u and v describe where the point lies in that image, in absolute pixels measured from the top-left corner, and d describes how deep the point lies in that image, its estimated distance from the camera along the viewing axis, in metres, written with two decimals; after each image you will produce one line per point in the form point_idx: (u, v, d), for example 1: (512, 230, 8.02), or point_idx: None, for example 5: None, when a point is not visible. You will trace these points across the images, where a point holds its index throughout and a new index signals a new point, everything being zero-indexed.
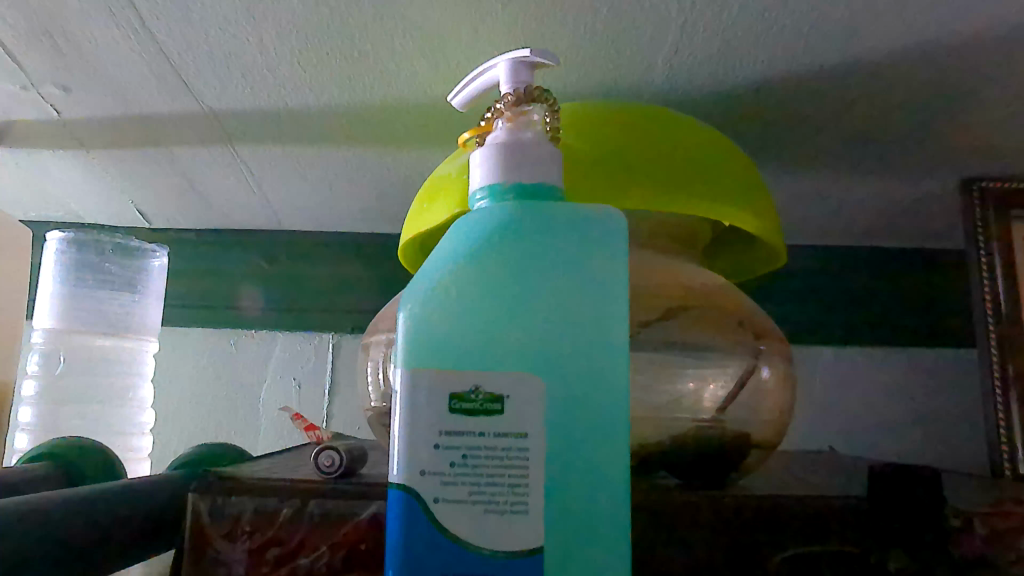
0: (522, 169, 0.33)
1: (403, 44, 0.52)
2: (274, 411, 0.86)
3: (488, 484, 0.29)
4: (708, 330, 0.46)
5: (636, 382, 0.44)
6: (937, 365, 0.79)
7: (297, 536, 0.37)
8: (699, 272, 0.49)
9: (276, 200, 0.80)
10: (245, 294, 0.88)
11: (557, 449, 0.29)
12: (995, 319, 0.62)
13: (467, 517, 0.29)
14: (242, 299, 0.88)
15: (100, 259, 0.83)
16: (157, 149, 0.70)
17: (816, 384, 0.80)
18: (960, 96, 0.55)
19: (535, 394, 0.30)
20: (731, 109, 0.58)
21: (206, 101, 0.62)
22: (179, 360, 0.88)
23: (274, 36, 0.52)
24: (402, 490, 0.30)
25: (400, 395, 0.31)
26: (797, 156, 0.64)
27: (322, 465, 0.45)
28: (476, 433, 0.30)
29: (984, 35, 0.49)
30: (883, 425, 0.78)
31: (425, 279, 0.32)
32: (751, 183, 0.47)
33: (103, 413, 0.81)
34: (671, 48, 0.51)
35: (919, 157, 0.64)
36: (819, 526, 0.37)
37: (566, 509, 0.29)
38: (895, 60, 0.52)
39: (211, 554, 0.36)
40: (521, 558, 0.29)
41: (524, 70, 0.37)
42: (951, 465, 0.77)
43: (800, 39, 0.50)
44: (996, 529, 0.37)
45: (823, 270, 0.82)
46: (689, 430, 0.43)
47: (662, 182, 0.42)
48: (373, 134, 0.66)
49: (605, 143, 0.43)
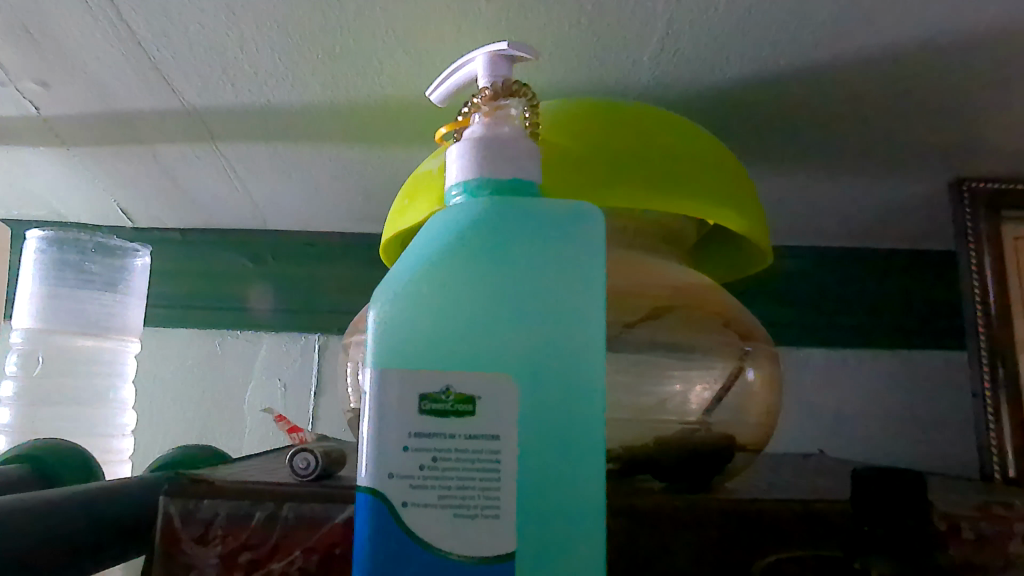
0: (498, 165, 0.32)
1: (385, 39, 0.52)
2: (258, 412, 0.85)
3: (458, 487, 0.28)
4: (695, 331, 0.45)
5: (619, 382, 0.43)
6: (927, 365, 0.79)
7: (270, 541, 0.36)
8: (684, 271, 0.49)
9: (260, 198, 0.79)
10: (253, 294, 0.87)
11: (529, 453, 0.29)
12: (986, 321, 0.62)
13: (437, 522, 0.28)
14: (246, 299, 0.87)
15: (80, 259, 0.79)
16: (139, 146, 0.69)
17: (807, 387, 0.79)
18: (949, 95, 0.55)
19: (507, 396, 0.29)
20: (721, 106, 0.57)
21: (188, 98, 0.61)
22: (165, 360, 0.87)
23: (256, 30, 0.51)
24: (370, 493, 0.29)
25: (370, 396, 0.29)
26: (783, 155, 0.64)
27: (297, 466, 0.44)
28: (447, 434, 0.29)
29: (977, 31, 0.48)
30: (873, 425, 0.78)
31: (398, 278, 0.31)
32: (737, 182, 0.46)
33: (87, 415, 0.78)
34: (658, 44, 0.51)
35: (911, 157, 0.63)
36: (806, 529, 0.36)
37: (539, 510, 0.28)
38: (885, 57, 0.51)
39: (182, 559, 0.36)
40: (492, 565, 0.28)
41: (503, 63, 0.36)
42: (941, 465, 0.76)
43: (789, 35, 0.49)
44: (983, 535, 0.36)
45: (813, 270, 0.81)
46: (676, 433, 0.43)
47: (645, 180, 0.42)
48: (359, 132, 0.65)
49: (588, 140, 0.42)
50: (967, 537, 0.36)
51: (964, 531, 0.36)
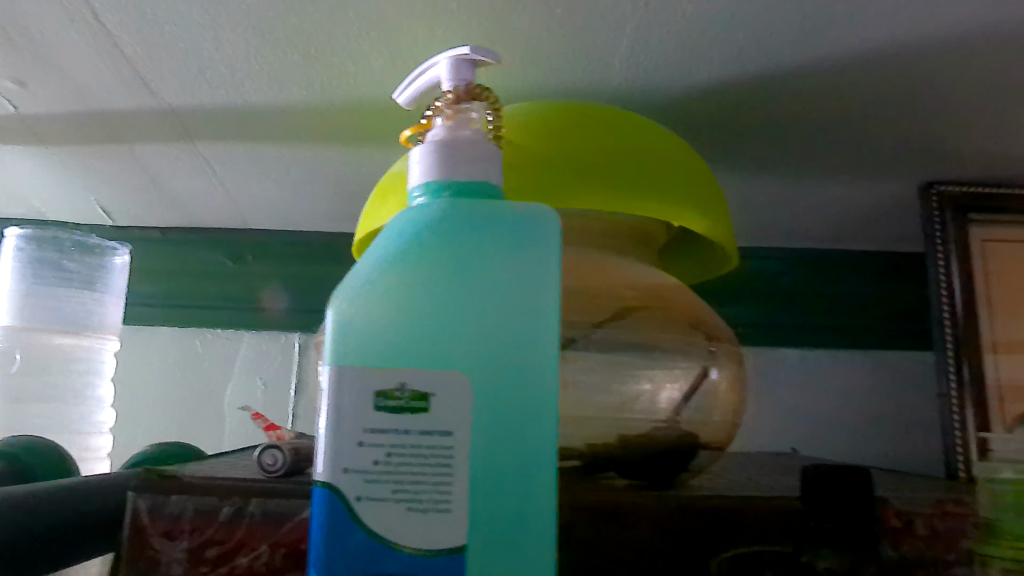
0: (458, 168, 0.33)
1: (359, 41, 0.52)
2: (237, 411, 0.85)
3: (411, 482, 0.29)
4: (661, 330, 0.46)
5: (584, 381, 0.44)
6: (898, 366, 0.80)
7: (236, 536, 0.37)
8: (651, 272, 0.49)
9: (240, 198, 0.80)
10: (269, 295, 0.87)
11: (481, 449, 0.29)
12: (951, 321, 0.64)
13: (390, 516, 0.29)
14: (261, 299, 0.87)
15: (59, 257, 0.79)
16: (117, 145, 0.70)
17: (780, 387, 0.80)
18: (915, 99, 0.56)
19: (461, 394, 0.30)
20: (692, 110, 0.58)
21: (166, 98, 0.61)
22: (145, 358, 0.87)
23: (231, 31, 0.52)
24: (325, 488, 0.29)
25: (327, 392, 0.30)
26: (755, 158, 0.65)
27: (265, 463, 0.45)
28: (401, 430, 0.29)
29: (939, 37, 0.49)
30: (845, 425, 0.78)
31: (357, 277, 0.31)
32: (703, 185, 0.47)
33: (65, 413, 0.78)
34: (628, 48, 0.52)
35: (880, 161, 0.64)
36: (762, 528, 0.37)
37: (490, 505, 0.29)
38: (850, 62, 0.52)
39: (150, 553, 0.37)
40: (442, 558, 0.29)
41: (466, 67, 0.36)
42: (911, 464, 0.77)
43: (757, 40, 0.50)
44: (935, 531, 0.38)
45: (787, 271, 0.82)
46: (642, 431, 0.44)
47: (610, 182, 0.42)
48: (337, 132, 0.65)
49: (554, 142, 0.43)
50: (920, 533, 0.38)
51: (918, 527, 0.38)
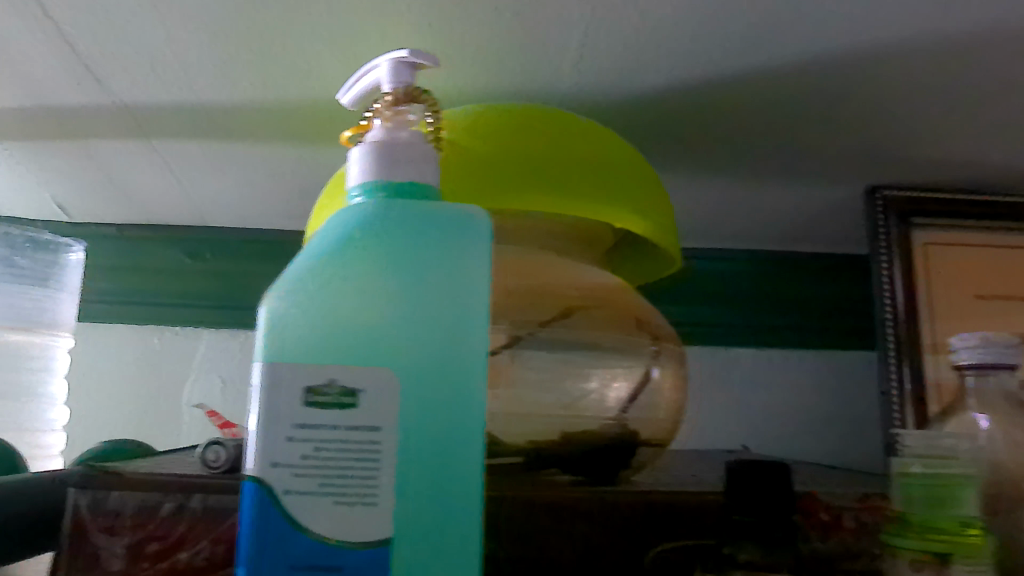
0: (393, 168, 0.34)
1: (312, 42, 0.53)
2: (195, 409, 0.85)
3: (339, 476, 0.30)
4: (605, 329, 0.47)
5: (527, 379, 0.44)
6: (846, 366, 0.82)
7: (177, 531, 0.38)
8: (597, 272, 0.50)
9: (198, 195, 0.80)
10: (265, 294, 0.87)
11: (408, 444, 0.30)
12: (894, 324, 0.65)
13: (318, 509, 0.30)
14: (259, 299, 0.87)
15: (10, 253, 0.78)
16: (71, 140, 0.69)
17: (732, 385, 0.81)
18: (857, 107, 0.58)
19: (389, 391, 0.30)
20: (642, 113, 0.59)
21: (120, 95, 0.61)
22: (101, 355, 0.86)
23: (183, 29, 0.52)
24: (254, 482, 0.30)
25: (256, 387, 0.30)
26: (706, 161, 0.66)
27: (208, 459, 0.45)
28: (329, 426, 0.30)
29: (876, 47, 0.51)
30: (795, 423, 0.80)
31: (290, 276, 0.32)
32: (646, 187, 0.48)
33: (15, 411, 0.77)
34: (577, 52, 0.53)
35: (826, 166, 0.66)
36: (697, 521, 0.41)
37: (417, 499, 0.30)
38: (793, 70, 0.54)
39: (90, 548, 0.38)
40: (369, 550, 0.29)
41: (406, 70, 0.37)
42: (858, 461, 0.79)
43: (701, 47, 0.51)
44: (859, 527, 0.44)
45: (741, 273, 0.83)
46: (585, 428, 0.45)
47: (551, 184, 0.43)
48: (294, 132, 0.66)
49: (498, 144, 0.44)
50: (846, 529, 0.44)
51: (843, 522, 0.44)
